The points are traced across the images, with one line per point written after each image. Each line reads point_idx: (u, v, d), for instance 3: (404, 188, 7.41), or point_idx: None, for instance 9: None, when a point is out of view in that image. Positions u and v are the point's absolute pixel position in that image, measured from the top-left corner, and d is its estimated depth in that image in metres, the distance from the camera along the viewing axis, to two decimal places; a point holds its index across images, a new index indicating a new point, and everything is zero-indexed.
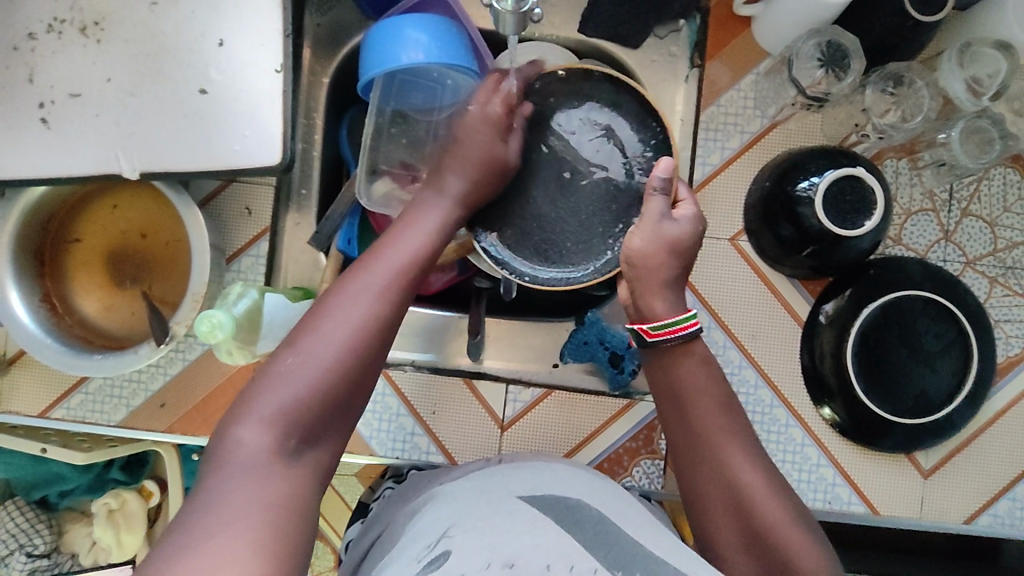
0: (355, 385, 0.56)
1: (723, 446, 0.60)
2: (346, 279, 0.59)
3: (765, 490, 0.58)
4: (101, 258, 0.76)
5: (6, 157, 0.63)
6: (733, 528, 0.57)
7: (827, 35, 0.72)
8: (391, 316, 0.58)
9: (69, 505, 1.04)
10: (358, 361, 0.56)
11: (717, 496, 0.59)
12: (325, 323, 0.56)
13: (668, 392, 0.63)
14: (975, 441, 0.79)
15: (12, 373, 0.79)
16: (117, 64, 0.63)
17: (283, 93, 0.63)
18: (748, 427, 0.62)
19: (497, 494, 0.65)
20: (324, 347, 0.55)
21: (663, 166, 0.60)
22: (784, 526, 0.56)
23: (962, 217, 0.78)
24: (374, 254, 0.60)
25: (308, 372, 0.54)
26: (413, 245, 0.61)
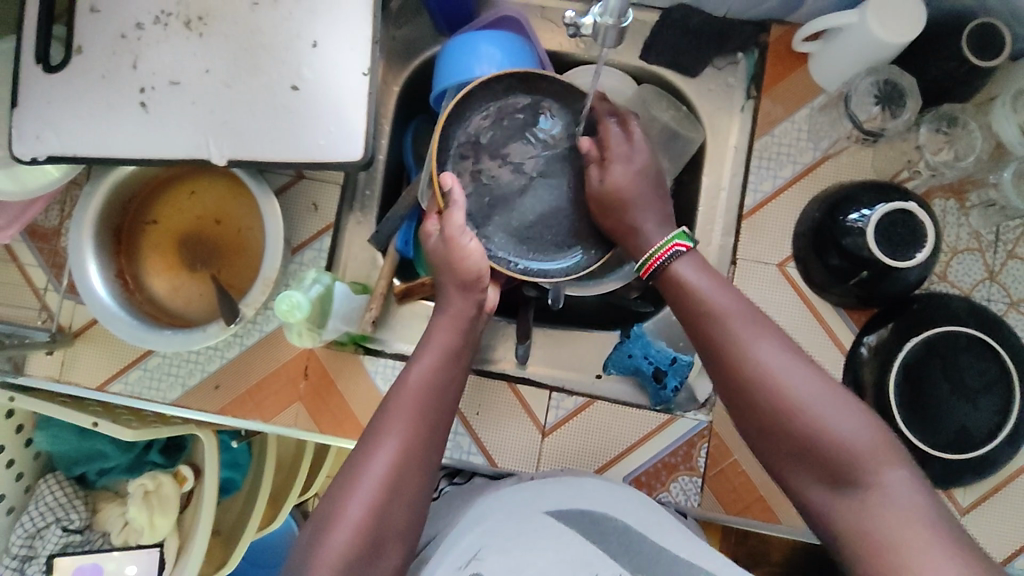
0: (388, 544, 0.57)
1: (732, 337, 0.59)
2: (364, 441, 0.59)
3: (785, 372, 0.57)
4: (172, 241, 0.80)
5: (105, 138, 0.67)
6: (762, 422, 0.58)
7: (884, 74, 0.75)
8: (411, 467, 0.59)
9: (105, 484, 1.07)
10: (386, 517, 0.57)
11: (732, 384, 0.59)
12: (350, 489, 0.57)
13: (676, 297, 0.64)
14: (1014, 481, 0.79)
15: (76, 346, 0.82)
16: (215, 57, 0.67)
17: (369, 94, 0.67)
18: (756, 311, 0.61)
19: (527, 509, 0.66)
20: (356, 508, 0.56)
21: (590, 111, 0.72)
22: (814, 406, 0.55)
23: (1008, 259, 0.80)
24: (390, 409, 0.60)
25: (342, 548, 0.55)
26: (430, 391, 0.62)
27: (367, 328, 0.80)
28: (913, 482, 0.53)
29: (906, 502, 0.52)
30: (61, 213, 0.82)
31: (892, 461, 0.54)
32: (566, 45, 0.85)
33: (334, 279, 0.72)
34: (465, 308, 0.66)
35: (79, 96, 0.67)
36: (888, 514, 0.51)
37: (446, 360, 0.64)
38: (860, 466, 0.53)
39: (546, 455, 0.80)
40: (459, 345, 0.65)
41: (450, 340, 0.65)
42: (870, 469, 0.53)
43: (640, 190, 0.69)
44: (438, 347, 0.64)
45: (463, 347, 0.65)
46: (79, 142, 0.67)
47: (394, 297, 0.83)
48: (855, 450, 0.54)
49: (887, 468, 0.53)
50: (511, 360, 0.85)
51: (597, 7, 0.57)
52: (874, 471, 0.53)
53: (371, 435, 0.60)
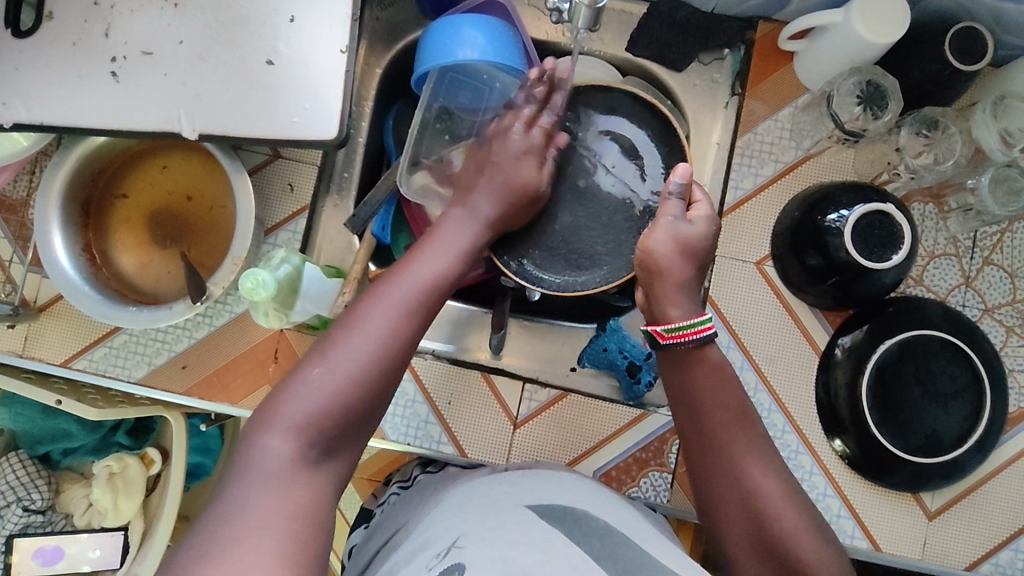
0: (377, 409, 0.56)
1: (735, 453, 0.60)
2: (370, 298, 0.59)
3: (775, 494, 0.58)
4: (143, 217, 0.78)
5: (74, 106, 0.65)
6: (741, 526, 0.58)
7: (867, 75, 0.74)
8: (405, 345, 0.57)
9: (70, 465, 1.05)
10: (378, 389, 0.56)
11: (726, 494, 0.59)
12: (339, 349, 0.55)
13: (680, 389, 0.62)
14: (983, 487, 0.79)
15: (40, 321, 0.80)
16: (190, 28, 0.66)
17: (346, 72, 0.65)
18: (763, 435, 0.61)
19: (505, 505, 0.64)
20: (341, 367, 0.54)
21: (680, 170, 0.65)
22: (794, 533, 0.57)
23: (984, 265, 0.80)
24: (403, 279, 0.60)
25: (329, 393, 0.53)
26: (437, 279, 0.61)
27: (340, 314, 0.74)
28: None
29: None
30: (29, 182, 0.80)
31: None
32: (552, 34, 0.84)
33: (303, 258, 0.71)
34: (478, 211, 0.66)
35: (48, 63, 0.66)
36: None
37: (452, 255, 0.63)
38: None
39: (517, 447, 0.79)
40: (464, 242, 0.64)
41: (464, 235, 0.65)
42: None
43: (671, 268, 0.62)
44: (452, 244, 0.64)
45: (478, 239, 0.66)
46: (46, 110, 0.65)
47: (368, 283, 0.79)
48: None
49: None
50: (486, 350, 0.83)
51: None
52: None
53: (373, 301, 0.58)
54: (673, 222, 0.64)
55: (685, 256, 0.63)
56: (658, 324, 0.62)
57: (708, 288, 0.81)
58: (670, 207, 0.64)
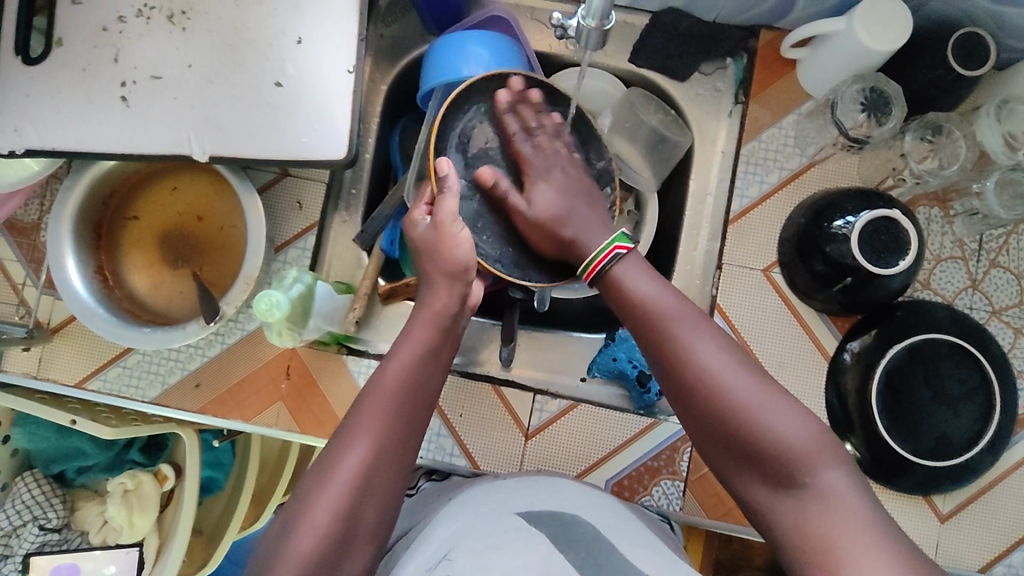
0: (364, 535, 0.57)
1: (675, 338, 0.60)
2: (342, 434, 0.60)
3: (733, 376, 0.57)
4: (154, 237, 0.79)
5: (86, 131, 0.66)
6: (706, 421, 0.58)
7: (870, 82, 0.75)
8: (385, 467, 0.59)
9: (84, 483, 1.06)
10: (358, 512, 0.57)
11: (675, 386, 0.59)
12: (317, 493, 0.56)
13: (619, 299, 0.63)
14: (994, 488, 0.79)
15: (53, 342, 0.81)
16: (197, 51, 0.66)
17: (354, 92, 0.66)
18: (700, 315, 0.61)
19: (497, 509, 0.66)
20: (322, 513, 0.55)
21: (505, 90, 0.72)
22: (759, 410, 0.56)
23: (990, 267, 0.80)
24: (367, 403, 0.61)
25: (314, 539, 0.55)
26: (407, 388, 0.62)
27: (350, 327, 0.78)
28: (854, 481, 0.54)
29: (847, 497, 0.52)
30: (41, 206, 0.81)
31: (834, 460, 0.55)
32: (556, 47, 0.84)
33: (315, 277, 0.71)
34: (433, 318, 0.66)
35: (58, 89, 0.66)
36: (832, 517, 0.52)
37: (418, 363, 0.63)
38: (799, 465, 0.54)
39: (528, 457, 0.80)
40: (433, 347, 0.65)
41: (423, 335, 0.65)
42: (808, 467, 0.54)
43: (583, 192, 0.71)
44: (414, 344, 0.64)
45: (447, 333, 0.67)
46: (57, 135, 0.66)
47: (379, 297, 0.82)
48: (793, 448, 0.55)
49: (828, 468, 0.54)
50: (496, 362, 0.84)
51: (582, 7, 0.54)
52: (814, 473, 0.54)
53: (344, 437, 0.59)
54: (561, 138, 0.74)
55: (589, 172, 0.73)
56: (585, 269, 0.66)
57: (714, 294, 0.82)
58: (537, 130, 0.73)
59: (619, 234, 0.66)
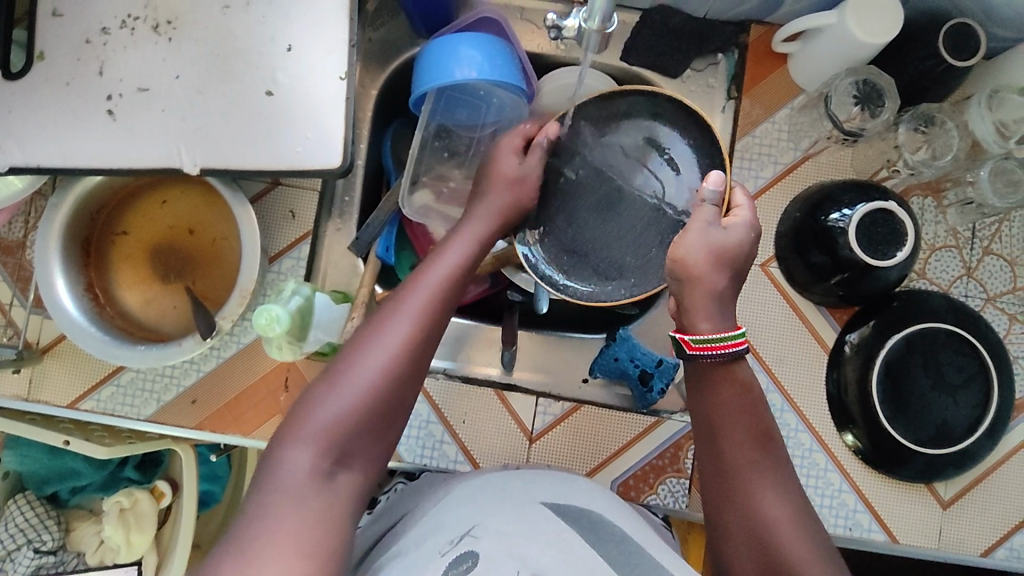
0: (387, 420, 0.58)
1: (748, 476, 0.60)
2: (379, 315, 0.60)
3: (791, 531, 0.57)
4: (144, 252, 0.77)
5: (71, 146, 0.64)
6: (752, 562, 0.58)
7: (862, 74, 0.75)
8: (424, 348, 0.60)
9: (78, 503, 1.04)
10: (392, 397, 0.57)
11: (736, 518, 0.59)
12: (358, 358, 0.57)
13: (703, 418, 0.63)
14: (994, 473, 0.80)
15: (44, 363, 0.79)
16: (186, 63, 0.65)
17: (346, 99, 0.65)
18: (783, 462, 0.61)
19: (520, 497, 0.66)
20: (364, 379, 0.57)
21: (713, 178, 0.63)
22: (808, 573, 0.56)
23: (984, 255, 0.81)
24: (412, 289, 0.61)
25: (347, 404, 0.56)
26: (449, 286, 0.63)
27: (348, 338, 0.74)
28: None
29: None
30: (25, 224, 0.79)
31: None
32: (546, 47, 0.84)
33: (314, 290, 0.70)
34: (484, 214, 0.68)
35: (42, 104, 0.64)
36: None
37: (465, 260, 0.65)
38: None
39: (533, 461, 0.79)
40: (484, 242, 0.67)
41: (466, 249, 0.65)
42: None
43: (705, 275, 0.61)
44: (462, 246, 0.65)
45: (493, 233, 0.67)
46: (41, 151, 0.64)
47: (377, 306, 0.81)
48: None
49: None
50: (495, 367, 0.83)
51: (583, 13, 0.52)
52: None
53: (387, 313, 0.60)
54: (707, 228, 0.62)
55: (716, 266, 0.61)
56: (685, 333, 0.62)
57: None
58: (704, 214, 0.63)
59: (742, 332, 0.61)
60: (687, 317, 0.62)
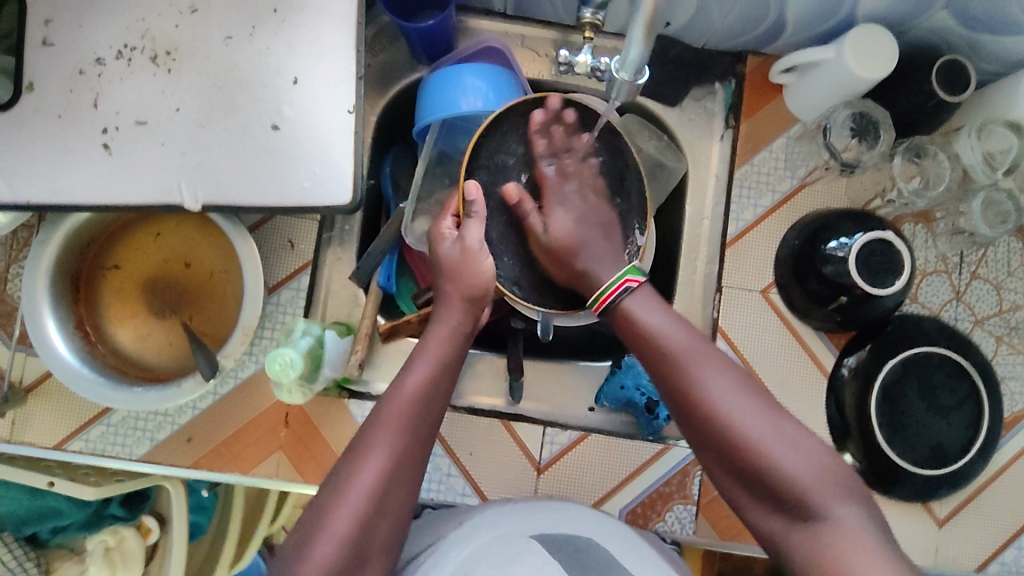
0: (372, 555, 0.55)
1: (691, 374, 0.60)
2: (350, 453, 0.57)
3: (749, 412, 0.58)
4: (136, 287, 0.75)
5: (65, 181, 0.61)
6: (723, 455, 0.58)
7: (859, 107, 0.78)
8: (402, 477, 0.57)
9: (60, 542, 0.99)
10: (370, 534, 0.55)
11: (695, 422, 0.59)
12: (332, 507, 0.54)
13: (632, 338, 0.65)
14: (985, 490, 0.83)
15: (28, 403, 0.76)
16: (186, 95, 0.63)
17: (354, 133, 0.63)
18: (716, 352, 0.62)
19: (513, 535, 0.65)
20: (339, 525, 0.54)
21: (509, 192, 0.73)
22: (773, 444, 0.56)
23: (972, 279, 0.84)
24: (380, 418, 0.58)
25: (326, 562, 0.52)
26: (421, 402, 0.60)
27: (353, 372, 0.76)
28: (867, 523, 0.53)
29: (863, 535, 0.52)
30: (8, 258, 0.76)
31: (851, 498, 0.54)
32: (546, 74, 0.83)
33: (323, 329, 0.69)
34: (456, 325, 0.66)
35: (33, 139, 0.62)
36: (847, 549, 0.51)
37: (435, 377, 0.62)
38: (813, 503, 0.54)
39: (541, 491, 0.79)
40: (449, 360, 0.64)
41: (438, 353, 0.63)
42: (822, 503, 0.54)
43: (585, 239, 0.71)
44: (430, 360, 0.63)
45: (457, 346, 0.65)
46: (32, 187, 0.61)
47: (380, 336, 0.80)
48: (807, 484, 0.54)
49: (845, 506, 0.54)
50: (501, 397, 0.83)
51: (616, 59, 0.52)
52: (833, 508, 0.53)
53: (355, 449, 0.57)
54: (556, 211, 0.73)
55: (587, 226, 0.72)
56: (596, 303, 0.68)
57: (715, 317, 0.83)
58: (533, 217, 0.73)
59: (630, 268, 0.68)
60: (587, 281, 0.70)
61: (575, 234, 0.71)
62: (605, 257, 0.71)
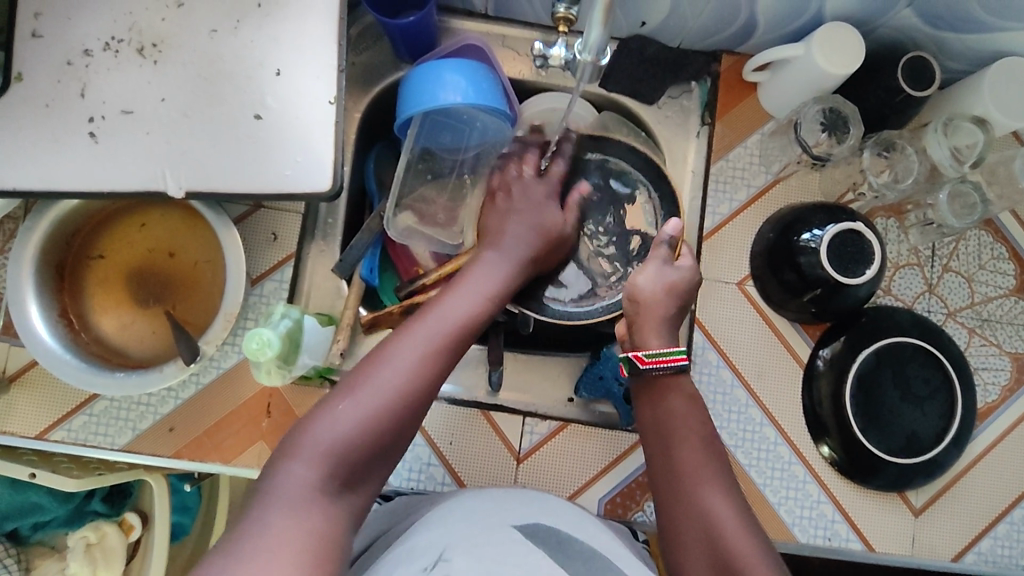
0: (398, 439, 0.57)
1: (697, 482, 0.61)
2: (396, 336, 0.60)
3: (740, 529, 0.58)
4: (121, 277, 0.76)
5: (51, 169, 0.63)
6: (708, 567, 0.57)
7: (829, 103, 0.80)
8: (440, 374, 0.59)
9: (40, 539, 0.99)
10: (404, 411, 0.57)
11: (691, 526, 0.59)
12: (373, 374, 0.57)
13: (653, 425, 0.65)
14: (960, 481, 0.83)
15: (11, 392, 0.76)
16: (171, 85, 0.64)
17: (335, 123, 0.65)
18: (726, 468, 0.62)
19: (493, 522, 0.64)
20: (377, 391, 0.56)
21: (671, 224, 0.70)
22: (761, 570, 0.55)
23: (943, 272, 0.85)
24: (432, 312, 0.62)
25: (357, 421, 0.55)
26: (475, 310, 0.63)
27: (334, 361, 0.77)
28: None
29: None
30: None
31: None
32: (526, 73, 0.86)
33: (301, 312, 0.71)
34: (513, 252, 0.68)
35: (19, 127, 0.63)
36: None
37: (488, 292, 0.65)
38: None
39: (521, 481, 0.79)
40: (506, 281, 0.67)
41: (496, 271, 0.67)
42: None
43: (655, 307, 0.68)
44: (486, 277, 0.66)
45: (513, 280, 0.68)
46: (18, 174, 0.63)
47: (361, 327, 0.80)
48: None
49: None
50: (483, 387, 0.84)
51: (580, 43, 0.62)
52: None
53: (405, 332, 0.60)
54: (662, 267, 0.69)
55: (668, 296, 0.68)
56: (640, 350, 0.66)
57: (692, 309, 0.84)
58: (658, 255, 0.69)
59: None
60: (641, 339, 0.68)
61: (656, 300, 0.68)
62: (660, 327, 0.68)
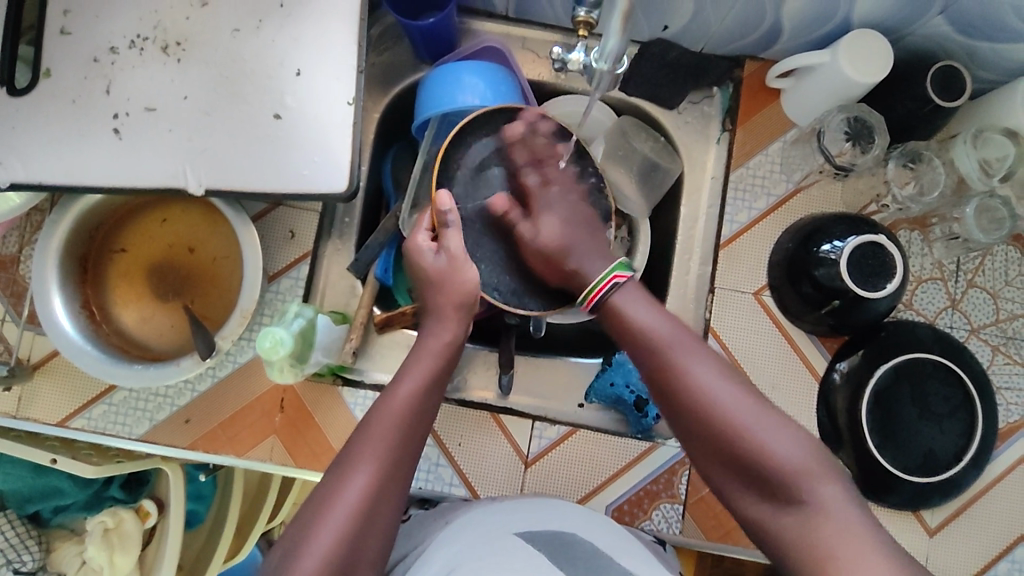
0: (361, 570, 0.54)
1: (672, 360, 0.60)
2: (337, 469, 0.56)
3: (736, 403, 0.57)
4: (141, 271, 0.77)
5: (75, 164, 0.64)
6: (708, 439, 0.57)
7: (854, 111, 0.79)
8: (390, 490, 0.56)
9: (61, 522, 1.02)
10: (358, 544, 0.54)
11: (685, 410, 0.58)
12: (320, 518, 0.53)
13: (614, 318, 0.65)
14: (978, 501, 0.82)
15: (34, 380, 0.78)
16: (193, 84, 0.65)
17: (353, 125, 0.65)
18: (702, 342, 0.61)
19: (500, 535, 0.64)
20: (326, 536, 0.52)
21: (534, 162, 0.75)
22: (758, 427, 0.55)
23: (968, 287, 0.83)
24: (371, 428, 0.58)
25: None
26: (412, 411, 0.60)
27: (346, 358, 0.77)
28: (854, 500, 0.53)
29: (848, 509, 0.52)
30: (20, 239, 0.79)
31: (829, 476, 0.54)
32: (546, 76, 0.85)
33: (316, 312, 0.72)
34: (447, 310, 0.67)
35: (45, 121, 0.65)
36: (828, 529, 0.51)
37: (425, 391, 0.62)
38: (801, 483, 0.53)
39: (529, 484, 0.80)
40: (438, 374, 0.63)
41: (428, 363, 0.64)
42: (810, 483, 0.53)
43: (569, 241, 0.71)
44: (420, 374, 0.62)
45: (446, 369, 0.65)
46: (43, 168, 0.64)
47: (374, 327, 0.81)
48: (795, 466, 0.54)
49: (831, 485, 0.53)
50: (492, 390, 0.84)
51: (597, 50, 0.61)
52: (814, 486, 0.53)
53: (344, 462, 0.57)
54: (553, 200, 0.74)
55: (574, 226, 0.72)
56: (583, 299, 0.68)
57: (708, 319, 0.84)
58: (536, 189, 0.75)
59: (618, 263, 0.67)
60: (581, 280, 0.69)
61: (564, 236, 0.72)
62: (593, 255, 0.70)
